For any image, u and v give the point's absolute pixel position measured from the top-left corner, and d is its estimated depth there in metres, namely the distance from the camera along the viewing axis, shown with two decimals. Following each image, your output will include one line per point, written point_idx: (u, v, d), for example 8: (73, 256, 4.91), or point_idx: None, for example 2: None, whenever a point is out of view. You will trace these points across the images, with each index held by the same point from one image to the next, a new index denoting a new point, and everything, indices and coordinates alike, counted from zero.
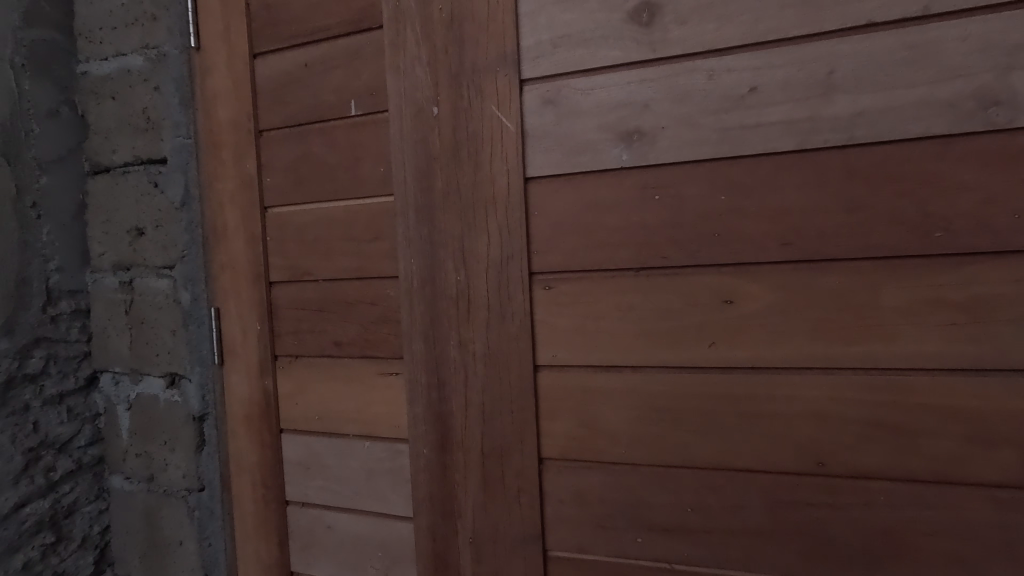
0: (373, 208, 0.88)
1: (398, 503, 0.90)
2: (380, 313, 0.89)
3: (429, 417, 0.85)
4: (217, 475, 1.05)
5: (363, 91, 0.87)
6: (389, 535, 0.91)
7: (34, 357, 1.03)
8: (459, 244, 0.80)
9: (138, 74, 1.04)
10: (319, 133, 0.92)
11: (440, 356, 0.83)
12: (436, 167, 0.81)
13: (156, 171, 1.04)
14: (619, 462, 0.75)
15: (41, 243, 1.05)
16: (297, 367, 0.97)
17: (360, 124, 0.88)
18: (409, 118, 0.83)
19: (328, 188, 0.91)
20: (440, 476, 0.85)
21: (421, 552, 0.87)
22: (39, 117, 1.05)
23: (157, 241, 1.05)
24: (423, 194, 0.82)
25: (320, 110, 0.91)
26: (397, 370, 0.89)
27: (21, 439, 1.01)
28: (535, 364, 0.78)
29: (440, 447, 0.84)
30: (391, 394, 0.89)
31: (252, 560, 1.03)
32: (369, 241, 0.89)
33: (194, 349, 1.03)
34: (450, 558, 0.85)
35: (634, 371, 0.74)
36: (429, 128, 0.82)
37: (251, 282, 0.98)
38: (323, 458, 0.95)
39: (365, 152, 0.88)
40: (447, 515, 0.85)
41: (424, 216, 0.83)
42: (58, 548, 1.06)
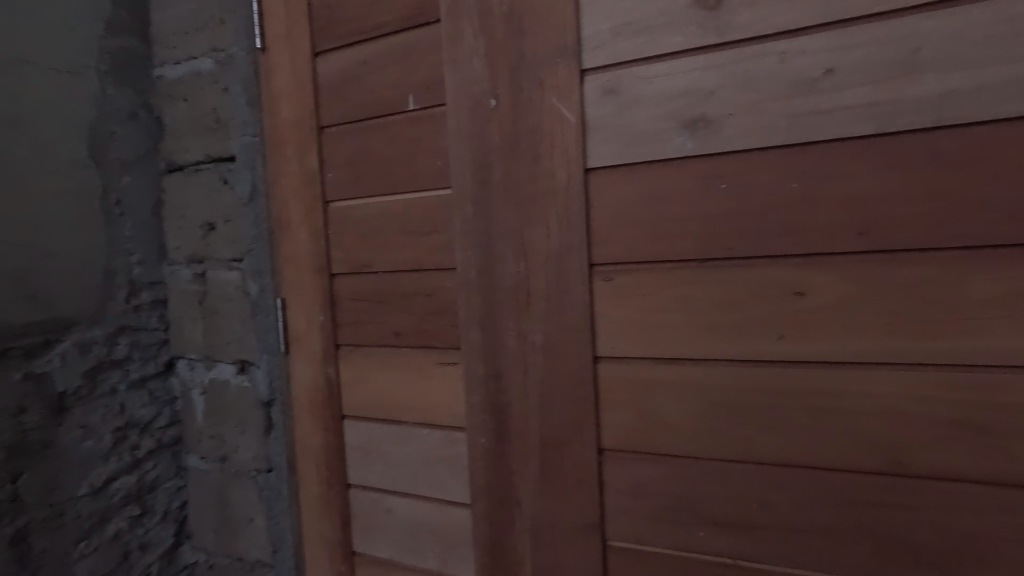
0: (430, 201, 0.89)
1: (455, 490, 0.92)
2: (437, 305, 0.91)
3: (486, 407, 0.86)
4: (283, 457, 1.10)
5: (420, 86, 0.89)
6: (447, 521, 0.93)
7: (120, 344, 1.12)
8: (517, 236, 0.81)
9: (208, 76, 1.10)
10: (377, 128, 0.94)
11: (497, 347, 0.84)
12: (493, 160, 0.82)
13: (226, 168, 1.10)
14: (681, 456, 0.74)
15: (124, 238, 1.13)
16: (357, 356, 1.00)
17: (418, 119, 0.90)
18: (466, 112, 0.84)
19: (386, 182, 0.93)
20: (497, 465, 0.86)
21: (479, 537, 0.90)
22: (121, 120, 1.13)
23: (227, 235, 1.11)
24: (481, 187, 0.84)
25: (378, 106, 0.93)
26: (454, 361, 0.90)
27: (110, 419, 1.10)
28: (594, 356, 0.78)
29: (497, 437, 0.86)
30: (449, 384, 0.91)
31: (316, 540, 1.08)
32: (427, 234, 0.90)
33: (262, 338, 1.09)
34: (508, 545, 0.87)
35: (696, 364, 0.73)
36: (487, 121, 0.82)
37: (314, 274, 1.02)
38: (383, 444, 0.99)
39: (422, 146, 0.89)
40: (504, 503, 0.86)
41: (482, 209, 0.84)
42: (143, 520, 1.15)
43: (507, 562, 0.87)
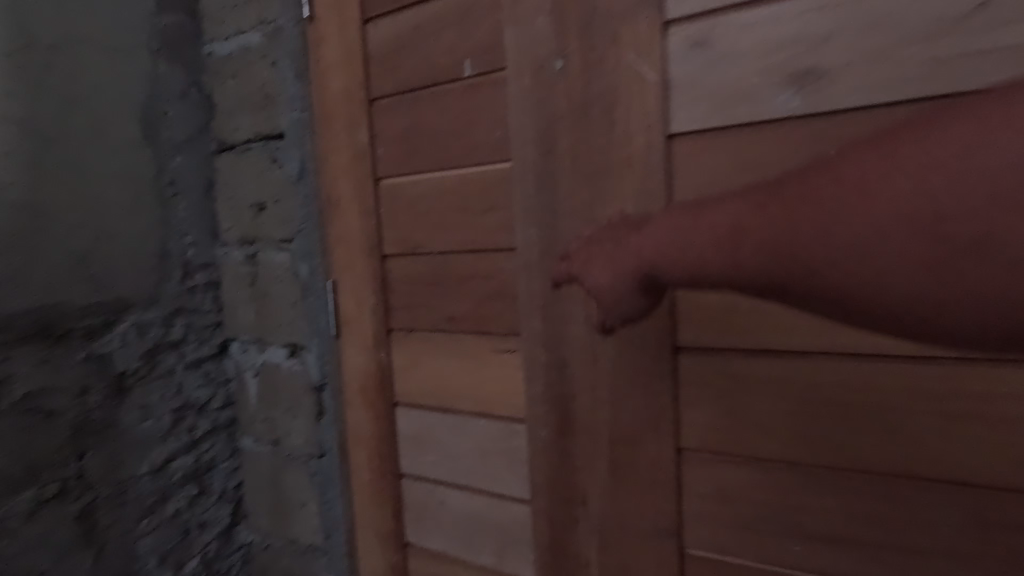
0: (488, 176, 0.83)
1: (513, 485, 0.87)
2: (495, 288, 0.85)
3: (548, 399, 0.80)
4: (335, 443, 1.07)
5: (478, 49, 0.81)
6: (505, 516, 0.88)
7: (176, 325, 1.12)
8: (587, 213, 0.73)
9: (257, 51, 1.06)
10: (431, 99, 0.87)
11: (562, 334, 0.78)
12: (559, 129, 0.75)
13: (275, 147, 1.06)
14: (775, 460, 0.66)
15: (178, 219, 1.12)
16: (410, 341, 0.95)
17: (474, 87, 0.82)
18: (530, 76, 0.76)
19: (440, 156, 0.87)
20: (560, 460, 0.80)
21: (539, 535, 0.84)
22: (173, 99, 1.11)
23: (277, 215, 1.08)
24: (546, 159, 0.76)
25: (432, 74, 0.86)
26: (513, 348, 0.84)
27: (167, 400, 1.10)
28: (674, 346, 0.70)
29: (560, 431, 0.80)
30: (507, 373, 0.85)
31: (369, 528, 1.06)
32: (484, 211, 0.84)
33: (312, 321, 1.06)
34: (570, 546, 0.81)
35: (797, 358, 0.63)
36: (553, 85, 0.74)
37: (365, 255, 0.97)
38: (437, 434, 0.94)
39: (480, 116, 0.82)
40: (567, 502, 0.80)
41: (546, 183, 0.77)
42: (201, 499, 1.16)
43: (569, 564, 0.82)
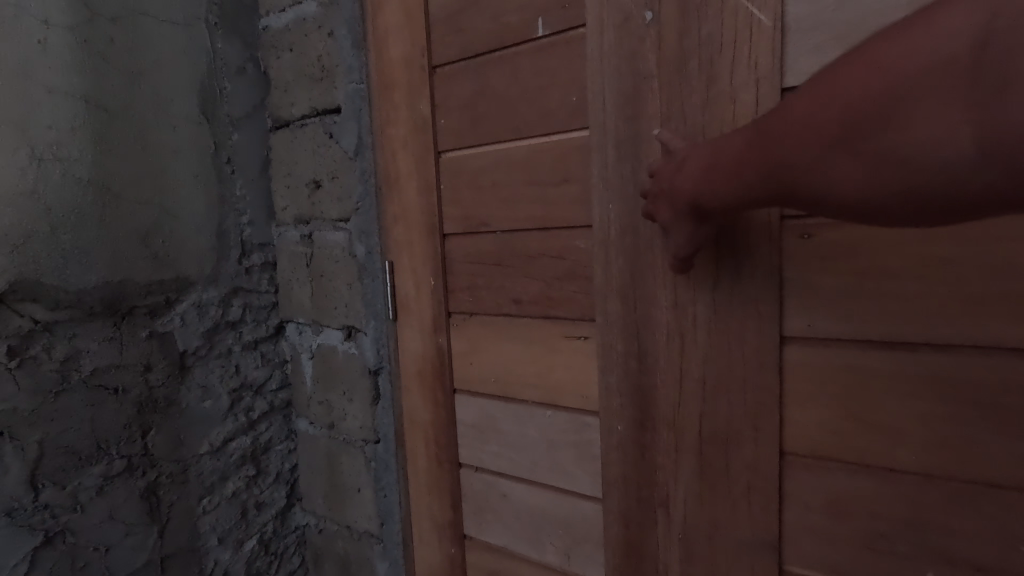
0: (561, 146, 0.76)
1: (583, 482, 0.81)
2: (568, 269, 0.78)
3: (626, 390, 0.73)
4: (391, 428, 1.04)
5: (552, 5, 0.74)
6: (572, 514, 0.82)
7: (233, 306, 1.11)
8: None
9: (313, 21, 1.03)
10: (498, 62, 0.80)
11: (643, 319, 0.71)
12: (647, 89, 0.67)
13: (331, 121, 1.02)
14: (907, 476, 0.57)
15: (236, 198, 1.11)
16: (471, 326, 0.90)
17: (548, 47, 0.75)
18: (613, 32, 0.69)
19: (508, 125, 0.81)
20: (637, 457, 0.74)
21: (611, 537, 0.78)
22: (231, 75, 1.09)
23: (333, 193, 1.04)
24: (630, 124, 0.69)
25: (500, 35, 0.79)
26: (586, 335, 0.77)
27: (226, 380, 1.10)
28: (781, 335, 0.62)
29: (639, 425, 0.73)
30: (578, 361, 0.79)
31: (426, 518, 1.02)
32: (558, 185, 0.77)
33: (369, 303, 1.02)
34: (647, 550, 0.74)
35: (938, 351, 0.54)
36: (641, 40, 0.67)
37: (426, 234, 0.92)
38: (500, 424, 0.89)
39: (554, 79, 0.75)
40: (644, 503, 0.74)
41: (630, 152, 0.70)
42: (259, 480, 1.16)
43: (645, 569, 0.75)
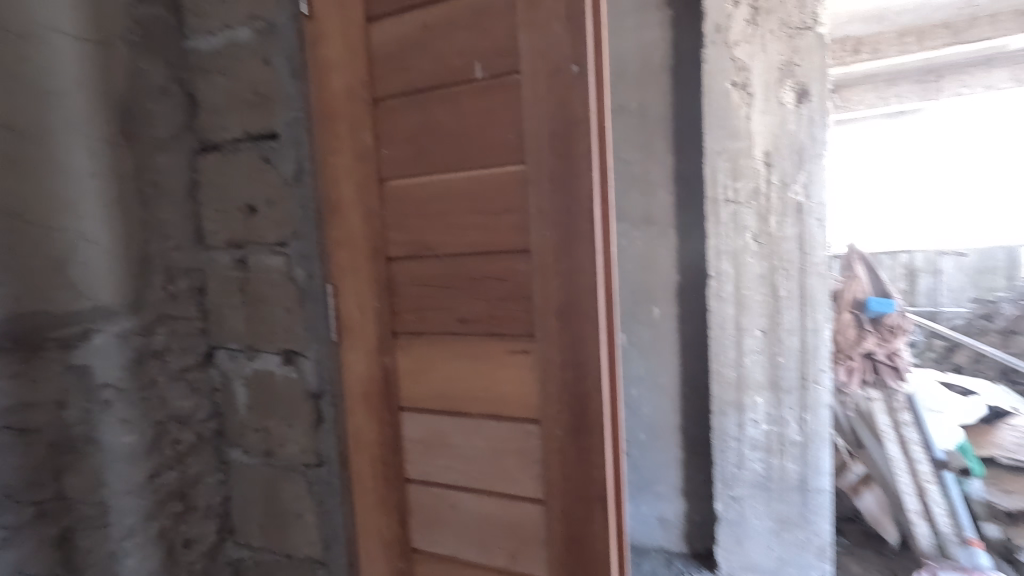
0: (498, 177, 0.83)
1: (527, 485, 0.88)
2: (509, 289, 0.85)
3: (564, 399, 0.82)
4: (335, 451, 1.05)
5: (490, 52, 0.82)
6: (516, 516, 0.89)
7: (158, 334, 1.07)
8: (598, 212, 0.78)
9: (247, 47, 1.04)
10: (439, 99, 0.86)
11: (578, 335, 0.80)
12: (577, 131, 0.77)
13: (268, 147, 1.04)
14: None
15: (160, 222, 1.07)
16: (417, 344, 0.94)
17: (487, 89, 0.83)
18: (544, 79, 0.78)
19: (451, 157, 0.87)
20: (575, 458, 0.83)
21: (553, 533, 0.86)
22: (155, 96, 1.06)
23: (270, 218, 1.05)
24: (560, 161, 0.78)
25: (441, 74, 0.86)
26: (527, 349, 0.85)
27: (151, 412, 1.05)
28: None
29: (576, 428, 0.82)
30: (520, 373, 0.86)
31: (372, 536, 1.03)
32: (500, 213, 0.84)
33: (311, 327, 1.03)
34: (585, 539, 0.84)
35: None
36: (568, 87, 0.76)
37: (370, 258, 0.95)
38: (447, 437, 0.94)
39: (495, 117, 0.83)
40: (582, 498, 0.83)
41: (562, 184, 0.78)
42: (187, 516, 1.12)
43: (584, 556, 0.84)
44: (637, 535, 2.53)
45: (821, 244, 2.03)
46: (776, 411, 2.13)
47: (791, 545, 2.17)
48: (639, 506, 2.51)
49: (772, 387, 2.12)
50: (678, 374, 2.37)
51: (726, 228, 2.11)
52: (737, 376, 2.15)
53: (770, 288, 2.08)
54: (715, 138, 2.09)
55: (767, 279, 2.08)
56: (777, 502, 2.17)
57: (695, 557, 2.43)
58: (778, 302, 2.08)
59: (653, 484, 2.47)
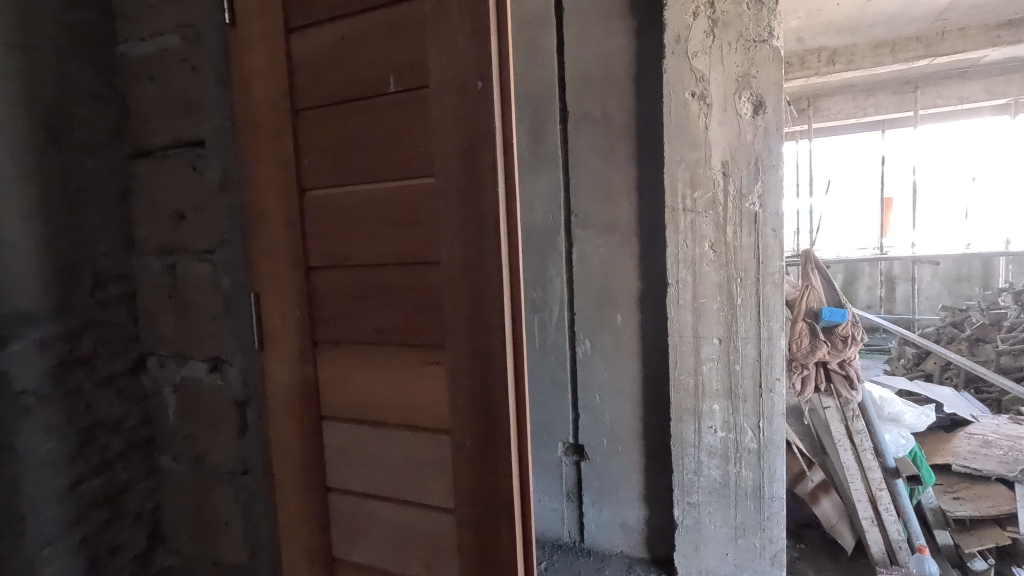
0: (411, 189, 0.84)
1: (440, 495, 0.89)
2: (422, 301, 0.86)
3: (472, 409, 0.83)
4: (260, 459, 1.05)
5: (403, 66, 0.82)
6: (430, 526, 0.90)
7: (85, 340, 1.05)
8: (504, 226, 0.79)
9: (175, 54, 1.04)
10: (356, 111, 0.87)
11: (485, 347, 0.81)
12: (482, 146, 0.78)
13: (195, 154, 1.04)
14: None
15: (89, 229, 1.06)
16: (337, 354, 0.94)
17: (401, 102, 0.83)
18: (452, 94, 0.79)
19: (368, 169, 0.87)
20: (483, 470, 0.83)
21: (464, 544, 0.87)
22: (85, 101, 1.05)
23: (197, 225, 1.05)
24: (469, 175, 0.79)
25: (358, 87, 0.86)
26: (439, 360, 0.86)
27: (75, 419, 1.03)
28: None
29: (484, 440, 0.83)
30: (432, 384, 0.87)
31: (294, 546, 1.03)
32: (412, 224, 0.84)
33: (236, 335, 1.03)
34: (493, 551, 0.84)
35: None
36: (475, 104, 0.77)
37: (291, 268, 0.95)
38: (365, 447, 0.94)
39: (408, 130, 0.83)
40: (490, 510, 0.84)
41: (469, 199, 0.79)
42: (114, 523, 1.11)
43: (491, 568, 0.85)
44: (600, 541, 2.54)
45: (777, 253, 2.04)
46: (732, 419, 2.15)
47: (747, 551, 2.20)
48: (602, 512, 2.52)
49: (729, 395, 2.14)
50: (640, 381, 2.39)
51: (685, 237, 2.13)
52: (695, 383, 2.17)
53: (727, 296, 2.11)
54: (674, 147, 2.11)
55: (724, 288, 2.10)
56: (733, 509, 2.19)
57: (656, 563, 2.44)
58: (735, 310, 2.10)
59: (615, 490, 2.48)
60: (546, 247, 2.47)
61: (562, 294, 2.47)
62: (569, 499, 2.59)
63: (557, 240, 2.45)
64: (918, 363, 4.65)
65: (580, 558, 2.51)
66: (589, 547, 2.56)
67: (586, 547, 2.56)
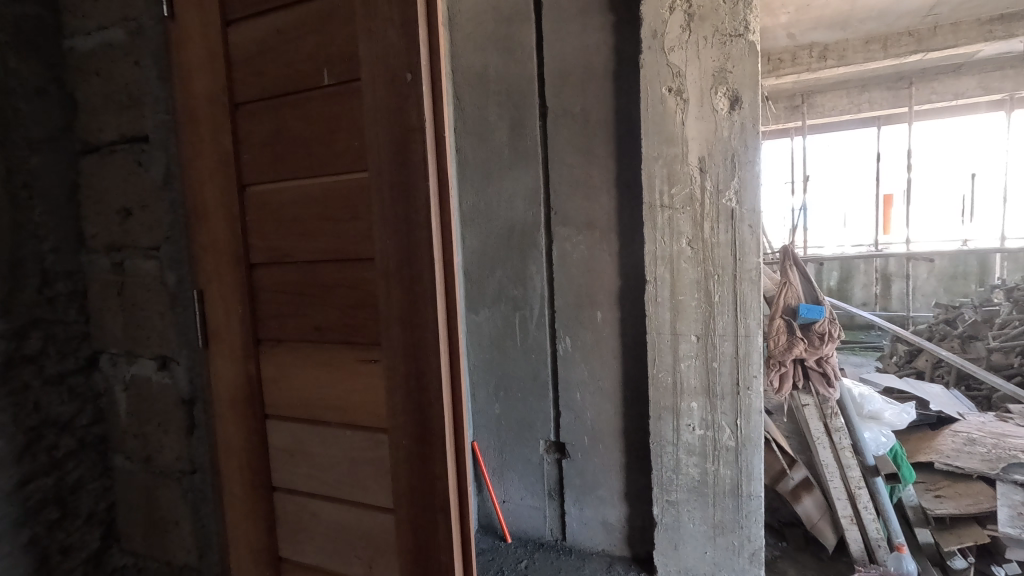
0: (346, 184, 0.83)
1: (379, 495, 0.88)
2: (358, 297, 0.84)
3: (408, 408, 0.82)
4: (207, 457, 1.04)
5: (336, 58, 0.81)
6: (371, 526, 0.89)
7: (32, 338, 1.01)
8: (436, 221, 0.77)
9: (119, 48, 1.02)
10: (292, 105, 0.86)
11: (419, 344, 0.80)
12: (413, 139, 0.76)
13: (140, 149, 1.03)
14: None
15: (34, 224, 1.03)
16: (279, 352, 0.93)
17: (335, 95, 0.82)
18: (382, 86, 0.77)
19: (305, 163, 0.86)
20: (419, 469, 0.82)
21: (402, 544, 0.85)
22: (31, 96, 1.02)
23: (143, 222, 1.04)
24: (400, 169, 0.78)
25: (293, 80, 0.85)
26: (376, 357, 0.84)
27: (22, 419, 0.99)
28: None
29: (420, 440, 0.82)
30: (370, 382, 0.85)
31: (242, 546, 1.02)
32: (347, 220, 0.83)
33: (182, 332, 1.02)
34: (431, 552, 0.83)
35: None
36: (405, 96, 0.76)
37: (231, 265, 0.94)
38: (306, 446, 0.93)
39: (342, 124, 0.82)
40: (427, 510, 0.83)
41: (401, 193, 0.78)
42: (65, 523, 1.08)
43: (430, 569, 0.84)
44: (582, 539, 2.53)
45: (754, 250, 2.03)
46: (710, 416, 2.14)
47: (726, 550, 2.19)
48: (583, 510, 2.51)
49: (707, 393, 2.12)
50: (620, 378, 2.38)
51: (663, 233, 2.12)
52: (673, 381, 2.16)
53: (705, 293, 2.09)
54: (652, 143, 2.10)
55: (702, 284, 2.08)
56: (712, 507, 2.17)
57: (637, 561, 2.43)
58: (713, 308, 2.08)
59: (596, 488, 2.47)
60: (526, 244, 2.46)
61: (542, 292, 2.46)
62: (551, 497, 2.58)
63: (537, 238, 2.43)
64: (909, 360, 4.63)
65: (561, 556, 2.50)
66: (571, 545, 2.55)
67: (568, 545, 2.55)
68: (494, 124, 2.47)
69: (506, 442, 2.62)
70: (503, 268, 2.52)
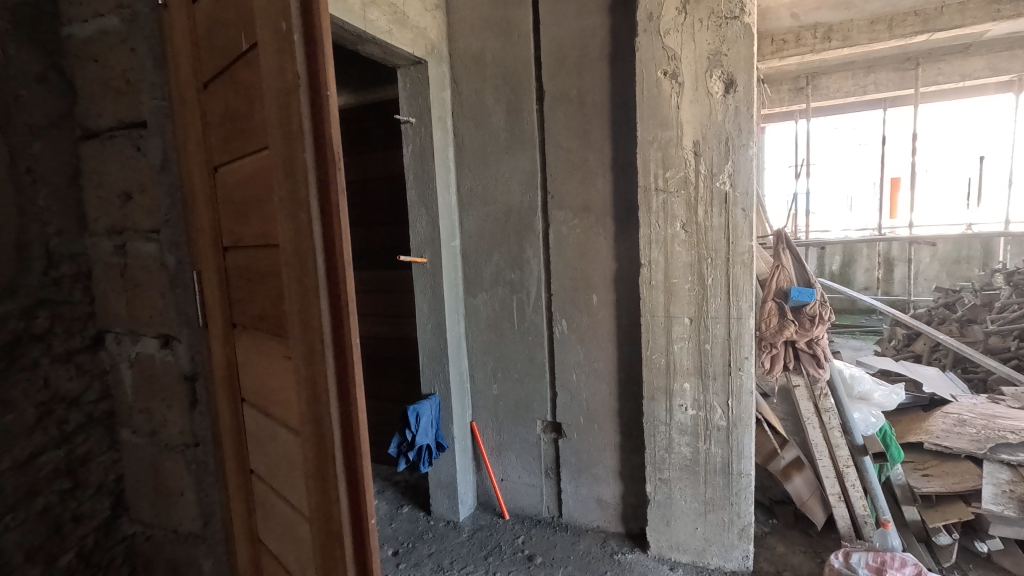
0: (254, 161, 0.84)
1: (294, 497, 0.90)
2: (270, 284, 0.86)
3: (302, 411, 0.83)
4: (210, 431, 1.10)
5: (240, 25, 0.82)
6: (292, 526, 0.93)
7: (39, 317, 1.05)
8: (320, 194, 0.79)
9: (115, 35, 1.05)
10: (225, 82, 0.90)
11: (308, 336, 0.80)
12: (292, 109, 0.76)
13: (138, 135, 1.06)
14: None
15: (38, 208, 1.06)
16: (244, 335, 1.00)
17: (241, 65, 0.83)
18: (265, 46, 0.77)
19: (236, 144, 0.90)
20: (315, 473, 0.84)
21: (308, 553, 0.88)
22: (31, 83, 1.05)
23: (143, 205, 1.08)
24: (284, 141, 0.78)
25: (223, 54, 0.89)
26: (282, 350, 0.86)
27: (32, 394, 1.03)
28: None
29: (315, 446, 0.84)
30: (281, 377, 0.87)
31: (242, 513, 1.08)
32: (259, 196, 0.85)
33: (181, 312, 1.07)
34: (329, 560, 0.86)
35: None
36: (284, 56, 0.76)
37: (213, 251, 1.02)
38: (262, 433, 0.99)
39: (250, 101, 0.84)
40: (327, 521, 0.85)
41: (288, 166, 0.78)
42: (76, 493, 1.13)
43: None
44: (577, 516, 2.60)
45: (747, 233, 2.04)
46: (701, 398, 2.18)
47: (716, 526, 2.25)
48: (579, 488, 2.58)
49: (699, 374, 2.16)
50: (614, 360, 2.41)
51: (657, 217, 2.14)
52: (666, 362, 2.20)
53: (697, 276, 2.12)
54: (647, 127, 2.11)
55: (696, 268, 2.11)
56: (703, 485, 2.23)
57: (631, 537, 2.50)
58: (705, 290, 2.11)
59: (591, 467, 2.53)
60: (523, 227, 2.49)
61: (539, 275, 2.50)
62: (548, 475, 2.64)
63: (533, 221, 2.46)
64: (908, 343, 4.66)
65: (557, 532, 2.57)
66: (567, 521, 2.62)
67: (564, 522, 2.63)
68: (492, 107, 2.48)
69: (504, 421, 2.68)
70: (500, 252, 2.55)
